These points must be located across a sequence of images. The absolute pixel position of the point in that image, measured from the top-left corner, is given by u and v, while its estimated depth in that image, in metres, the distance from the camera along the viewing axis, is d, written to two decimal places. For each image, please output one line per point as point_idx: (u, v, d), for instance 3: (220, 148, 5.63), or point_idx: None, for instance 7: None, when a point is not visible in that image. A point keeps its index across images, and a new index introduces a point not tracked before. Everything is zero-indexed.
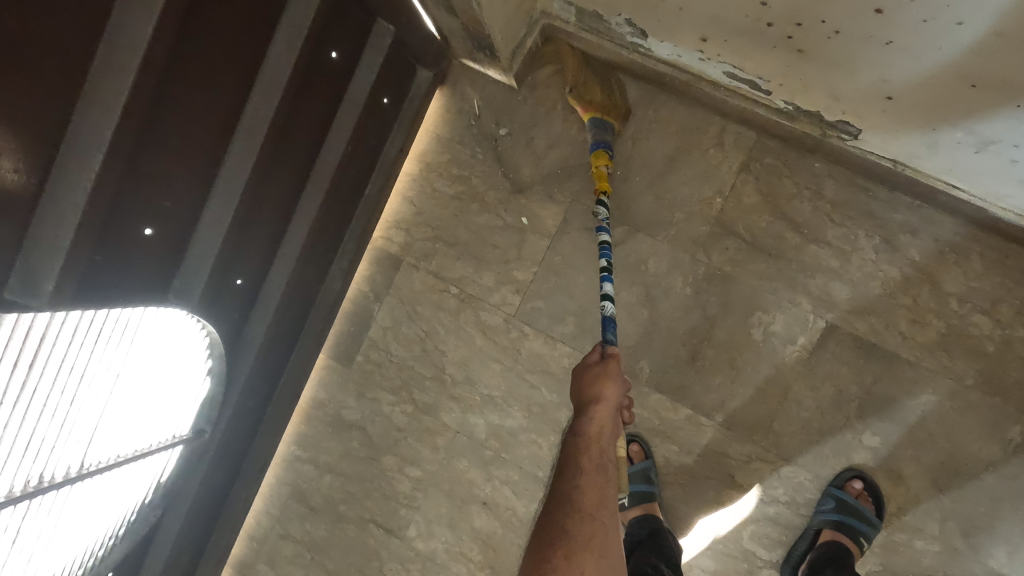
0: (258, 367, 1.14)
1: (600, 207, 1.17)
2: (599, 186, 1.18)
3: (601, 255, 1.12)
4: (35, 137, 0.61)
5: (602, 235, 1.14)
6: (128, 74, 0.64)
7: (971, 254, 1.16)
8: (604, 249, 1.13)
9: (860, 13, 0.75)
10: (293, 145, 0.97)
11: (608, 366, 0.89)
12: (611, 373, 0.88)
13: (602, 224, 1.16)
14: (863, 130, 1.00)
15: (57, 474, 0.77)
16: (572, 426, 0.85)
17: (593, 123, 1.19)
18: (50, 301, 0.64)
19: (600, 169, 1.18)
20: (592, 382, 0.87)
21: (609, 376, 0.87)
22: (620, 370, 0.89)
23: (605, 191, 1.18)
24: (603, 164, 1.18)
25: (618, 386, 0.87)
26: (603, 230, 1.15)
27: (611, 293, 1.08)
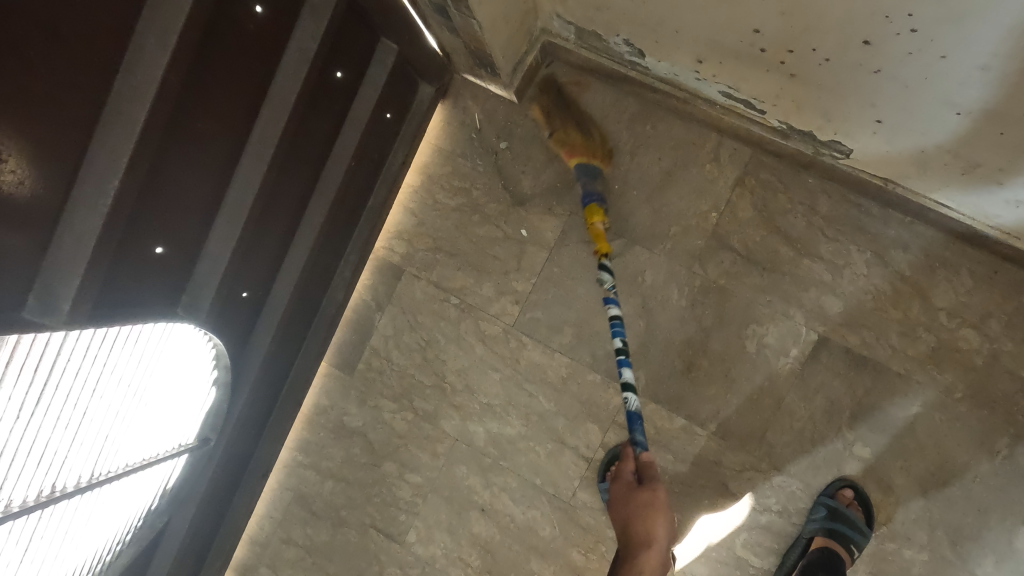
0: (262, 376, 1.16)
1: (603, 273, 1.19)
2: (598, 248, 1.20)
3: (615, 332, 1.16)
4: (53, 162, 0.63)
5: (612, 309, 1.17)
6: (143, 102, 0.66)
7: (961, 269, 1.18)
8: (616, 324, 1.16)
9: (849, 43, 0.77)
10: (299, 161, 1.00)
11: (655, 496, 0.95)
12: (659, 504, 0.94)
13: (609, 295, 1.18)
14: (855, 150, 1.03)
15: (68, 485, 0.80)
16: (621, 559, 0.91)
17: (581, 170, 1.24)
18: (68, 320, 0.67)
19: (596, 228, 1.21)
20: (642, 513, 0.94)
21: (656, 510, 0.93)
22: (665, 499, 0.95)
23: (605, 254, 1.20)
24: (597, 221, 1.21)
25: (667, 526, 0.92)
26: (611, 302, 1.17)
27: (630, 381, 1.12)
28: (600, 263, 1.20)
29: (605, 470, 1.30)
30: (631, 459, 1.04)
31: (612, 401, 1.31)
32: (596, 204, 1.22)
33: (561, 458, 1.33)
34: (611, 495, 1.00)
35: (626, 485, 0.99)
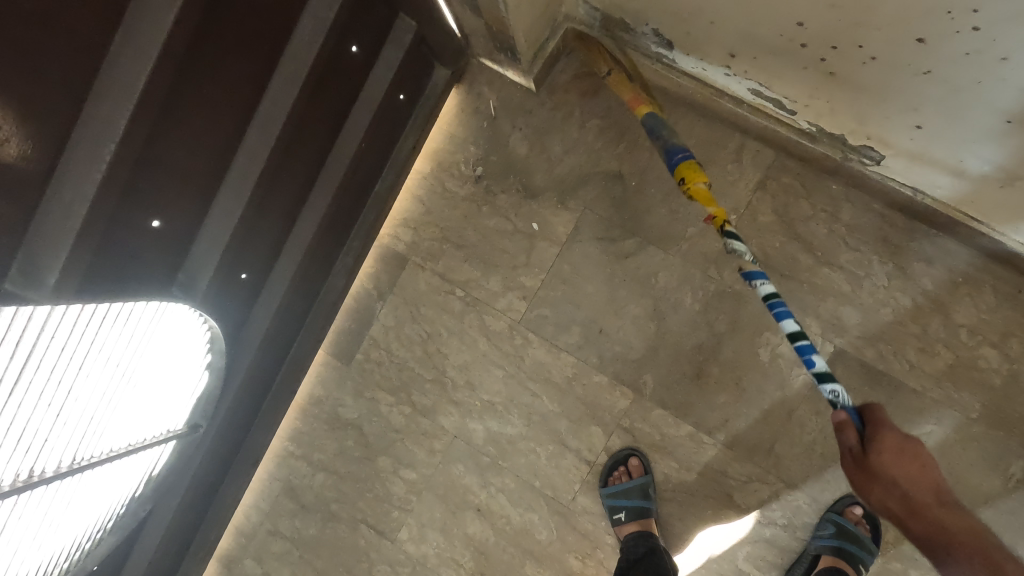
0: (259, 361, 1.12)
1: (732, 241, 0.82)
2: (714, 210, 0.86)
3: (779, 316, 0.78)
4: (42, 124, 0.58)
5: (764, 285, 0.80)
6: (145, 63, 0.61)
7: (985, 285, 1.15)
8: (779, 306, 0.78)
9: (900, 41, 0.73)
10: (308, 139, 0.95)
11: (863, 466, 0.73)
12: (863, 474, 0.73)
13: (751, 268, 0.82)
14: (888, 156, 0.99)
15: (48, 468, 0.74)
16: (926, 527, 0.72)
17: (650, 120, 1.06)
18: (54, 295, 0.62)
19: (700, 188, 0.90)
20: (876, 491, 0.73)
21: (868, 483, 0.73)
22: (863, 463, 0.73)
23: (725, 220, 0.86)
24: (700, 180, 0.91)
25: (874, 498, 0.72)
26: (758, 277, 0.81)
27: (828, 370, 0.75)
28: (721, 232, 0.84)
29: (607, 475, 1.25)
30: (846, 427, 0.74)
31: (618, 404, 1.27)
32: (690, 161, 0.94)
33: (562, 461, 1.29)
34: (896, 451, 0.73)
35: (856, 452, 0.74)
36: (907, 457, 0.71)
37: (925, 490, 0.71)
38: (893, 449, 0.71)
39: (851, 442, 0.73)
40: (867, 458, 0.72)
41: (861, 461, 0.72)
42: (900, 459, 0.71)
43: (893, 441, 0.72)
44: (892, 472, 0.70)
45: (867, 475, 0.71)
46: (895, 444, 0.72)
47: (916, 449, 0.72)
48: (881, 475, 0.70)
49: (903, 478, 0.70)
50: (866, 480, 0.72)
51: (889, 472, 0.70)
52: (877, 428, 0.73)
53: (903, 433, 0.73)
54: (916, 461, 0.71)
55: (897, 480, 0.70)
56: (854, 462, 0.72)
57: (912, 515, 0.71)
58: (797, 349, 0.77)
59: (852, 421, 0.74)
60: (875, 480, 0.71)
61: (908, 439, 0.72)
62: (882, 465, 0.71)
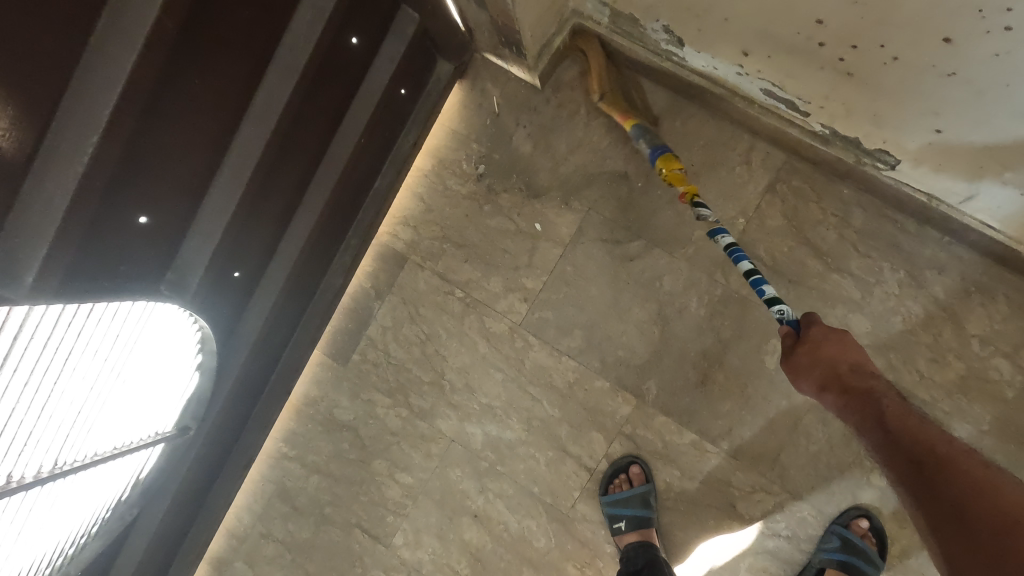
0: (252, 362, 1.08)
1: (700, 209, 0.96)
2: (685, 189, 1.00)
3: (737, 258, 0.90)
4: (20, 113, 0.55)
5: (725, 238, 0.93)
6: (131, 50, 0.58)
7: (998, 295, 1.12)
8: (736, 251, 0.91)
9: (925, 41, 0.70)
10: (306, 133, 0.92)
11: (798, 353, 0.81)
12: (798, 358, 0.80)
13: (715, 226, 0.95)
14: (904, 161, 0.96)
15: (28, 474, 0.71)
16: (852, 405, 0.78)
17: (638, 131, 1.11)
18: (32, 294, 0.59)
19: (676, 173, 1.04)
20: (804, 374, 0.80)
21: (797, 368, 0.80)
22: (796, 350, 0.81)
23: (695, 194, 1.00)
24: (677, 166, 1.05)
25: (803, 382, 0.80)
26: (721, 232, 0.94)
27: (777, 295, 0.86)
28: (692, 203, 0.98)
29: (607, 483, 1.23)
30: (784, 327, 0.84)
31: (620, 410, 1.24)
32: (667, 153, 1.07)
33: (562, 467, 1.26)
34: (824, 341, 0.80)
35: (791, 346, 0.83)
36: (830, 343, 0.80)
37: (849, 370, 0.78)
38: (817, 340, 0.80)
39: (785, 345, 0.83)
40: (794, 350, 0.81)
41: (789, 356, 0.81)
42: (822, 345, 0.79)
43: (816, 333, 0.81)
44: (811, 358, 0.79)
45: (793, 368, 0.80)
46: (822, 334, 0.80)
47: (839, 336, 0.80)
48: (803, 363, 0.79)
49: (823, 361, 0.78)
50: (794, 371, 0.80)
51: (811, 359, 0.79)
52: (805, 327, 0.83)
53: (828, 326, 0.82)
54: (839, 347, 0.79)
55: (820, 362, 0.79)
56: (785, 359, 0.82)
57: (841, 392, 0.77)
58: (752, 283, 0.88)
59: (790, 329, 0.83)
60: (800, 370, 0.80)
61: (831, 330, 0.81)
62: (805, 354, 0.80)
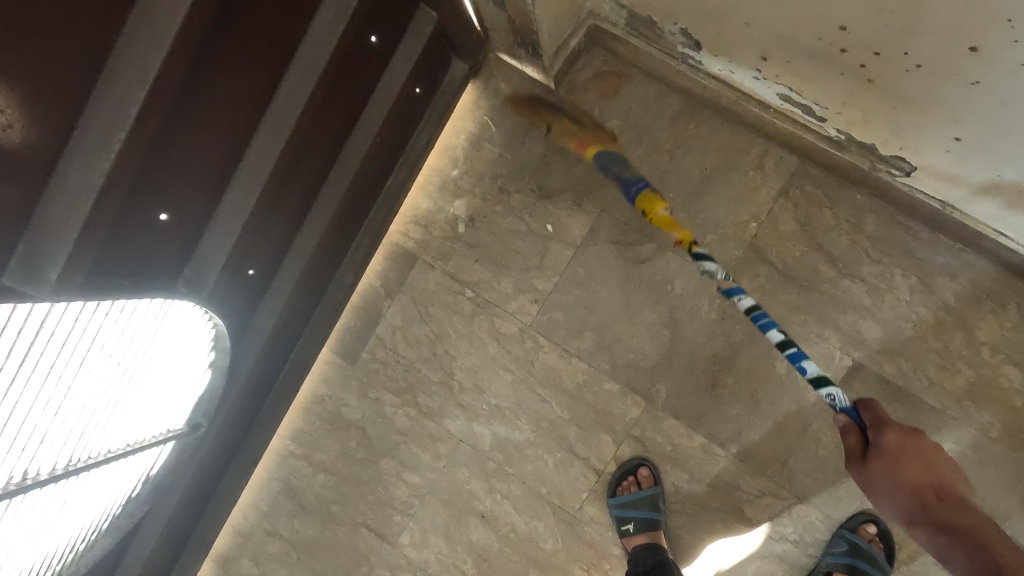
0: (263, 360, 1.08)
1: (702, 263, 0.84)
2: (678, 236, 0.85)
3: (765, 327, 0.81)
4: (48, 108, 0.55)
5: (743, 300, 0.83)
6: (160, 45, 0.58)
7: (1009, 302, 1.12)
8: (762, 316, 0.81)
9: (949, 49, 0.70)
10: (323, 131, 0.91)
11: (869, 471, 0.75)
12: (872, 478, 0.74)
13: (729, 286, 0.84)
14: (920, 168, 0.97)
15: (43, 471, 0.71)
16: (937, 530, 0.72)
17: (600, 157, 1.02)
18: (55, 292, 0.58)
19: (662, 216, 0.88)
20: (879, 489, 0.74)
21: (874, 490, 0.75)
22: (866, 467, 0.75)
23: (691, 242, 0.85)
24: (660, 207, 0.89)
25: (886, 504, 0.75)
26: (737, 293, 0.83)
27: (823, 375, 0.78)
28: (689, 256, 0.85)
29: (615, 485, 1.23)
30: (851, 432, 0.78)
31: (628, 413, 1.24)
32: (648, 191, 0.92)
33: (570, 469, 1.26)
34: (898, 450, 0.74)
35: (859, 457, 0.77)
36: (909, 458, 0.74)
37: (927, 489, 0.74)
38: (894, 453, 0.74)
39: (853, 445, 0.77)
40: (868, 466, 0.75)
41: (862, 467, 0.75)
42: (902, 462, 0.74)
43: (893, 443, 0.74)
44: (890, 478, 0.73)
45: (868, 485, 0.75)
46: (895, 444, 0.74)
47: (918, 446, 0.74)
48: (880, 484, 0.74)
49: (904, 483, 0.73)
50: (868, 487, 0.75)
51: (890, 479, 0.73)
52: (877, 430, 0.76)
53: (905, 429, 0.75)
54: (918, 461, 0.74)
55: (899, 483, 0.73)
56: (855, 466, 0.76)
57: (920, 517, 0.73)
58: (788, 356, 0.80)
59: (851, 422, 0.78)
60: (877, 489, 0.74)
61: (910, 435, 0.75)
62: (882, 471, 0.74)
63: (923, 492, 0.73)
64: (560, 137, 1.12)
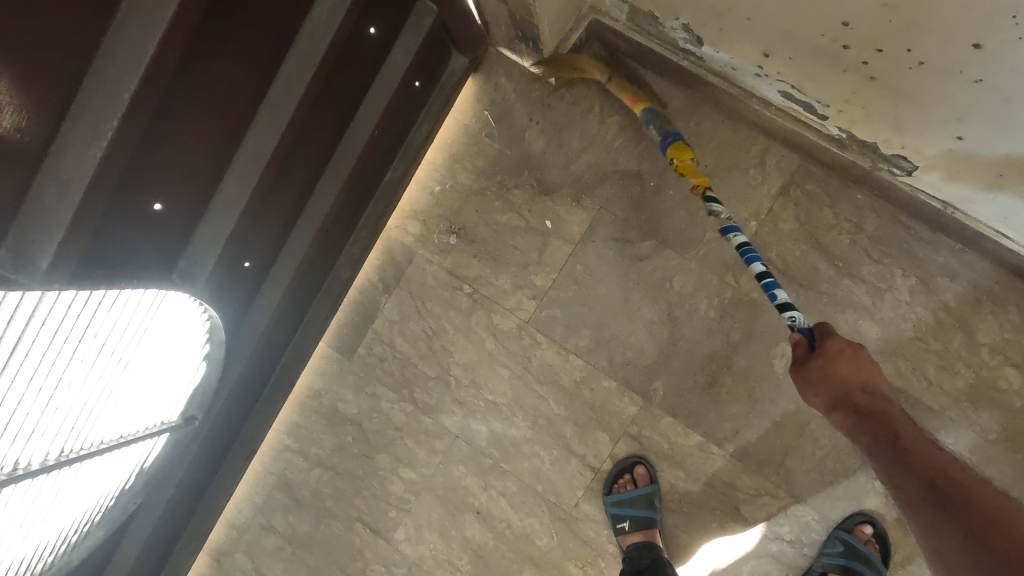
0: (260, 353, 1.08)
1: (713, 204, 0.95)
2: (696, 181, 0.99)
3: (749, 258, 0.89)
4: (39, 94, 0.55)
5: (737, 236, 0.92)
6: (154, 31, 0.57)
7: (1010, 304, 1.12)
8: (748, 251, 0.90)
9: (953, 46, 0.69)
10: (320, 124, 0.90)
11: (821, 367, 0.79)
12: (812, 376, 0.79)
13: (727, 224, 0.94)
14: (922, 167, 0.96)
15: (35, 460, 0.71)
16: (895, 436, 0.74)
17: (649, 115, 1.08)
18: (46, 280, 0.58)
19: (686, 164, 1.02)
20: (815, 384, 0.79)
21: (816, 384, 0.79)
22: (815, 367, 0.79)
23: (706, 187, 0.98)
24: (688, 157, 1.03)
25: (817, 400, 0.79)
26: (733, 230, 0.93)
27: (789, 301, 0.85)
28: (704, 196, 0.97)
29: (611, 483, 1.22)
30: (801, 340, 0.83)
31: (626, 411, 1.23)
32: (679, 142, 1.05)
33: (566, 466, 1.25)
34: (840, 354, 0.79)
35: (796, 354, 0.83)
36: (846, 360, 0.79)
37: (855, 384, 0.78)
38: (831, 353, 0.79)
39: (800, 351, 0.82)
40: (807, 362, 0.80)
41: (802, 367, 0.80)
42: (838, 361, 0.79)
43: (834, 347, 0.79)
44: (828, 372, 0.78)
45: (805, 378, 0.80)
46: (840, 346, 0.80)
47: (856, 353, 0.79)
48: (813, 376, 0.79)
49: (835, 376, 0.78)
50: (805, 380, 0.80)
51: (824, 372, 0.78)
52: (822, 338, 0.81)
53: (846, 340, 0.81)
54: (853, 363, 0.79)
55: (833, 376, 0.78)
56: (797, 366, 0.81)
57: (842, 406, 0.78)
58: (763, 286, 0.88)
59: (805, 338, 0.82)
60: (811, 381, 0.79)
61: (849, 344, 0.80)
62: (820, 366, 0.79)
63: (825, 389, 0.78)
64: (616, 90, 1.12)
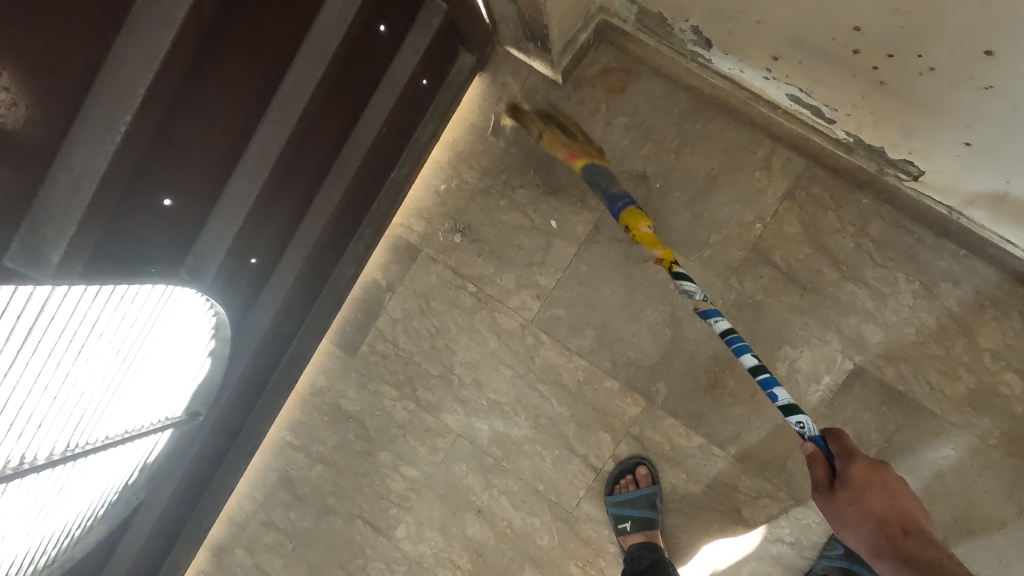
0: (264, 350, 1.07)
1: (683, 283, 0.94)
2: (661, 256, 0.97)
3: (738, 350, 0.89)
4: (53, 88, 0.55)
5: (719, 323, 0.91)
6: (169, 25, 0.57)
7: (1012, 310, 1.12)
8: (736, 340, 0.89)
9: (965, 53, 0.70)
10: (328, 120, 0.90)
11: (853, 504, 0.76)
12: (844, 512, 0.76)
13: (705, 307, 0.92)
14: (928, 173, 0.96)
15: (40, 456, 0.71)
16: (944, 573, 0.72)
17: (586, 171, 1.12)
18: (57, 275, 0.58)
19: (645, 234, 1.01)
20: (849, 519, 0.76)
21: (846, 521, 0.76)
22: (848, 503, 0.76)
23: (672, 261, 0.97)
24: (644, 226, 1.02)
25: (851, 536, 0.77)
26: (712, 314, 0.92)
27: (792, 402, 0.84)
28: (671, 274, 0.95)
29: (613, 483, 1.22)
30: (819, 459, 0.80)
31: (628, 411, 1.23)
32: (632, 209, 1.04)
33: (568, 466, 1.26)
34: (867, 485, 0.76)
35: (821, 478, 0.80)
36: (874, 487, 0.76)
37: (889, 517, 0.75)
38: (859, 481, 0.77)
39: (820, 475, 0.80)
40: (834, 494, 0.78)
41: (829, 498, 0.78)
42: (865, 490, 0.76)
43: (859, 474, 0.77)
44: (860, 509, 0.76)
45: (834, 513, 0.77)
46: (865, 473, 0.77)
47: (884, 478, 0.77)
48: (844, 511, 0.76)
49: (869, 512, 0.75)
50: (834, 515, 0.78)
51: (854, 509, 0.76)
52: (844, 461, 0.79)
53: (871, 462, 0.78)
54: (884, 493, 0.76)
55: (864, 512, 0.75)
56: (823, 495, 0.79)
57: (880, 540, 0.75)
58: (761, 383, 0.87)
59: (822, 455, 0.80)
60: (841, 517, 0.77)
61: (875, 468, 0.78)
62: (847, 502, 0.76)
63: (860, 526, 0.75)
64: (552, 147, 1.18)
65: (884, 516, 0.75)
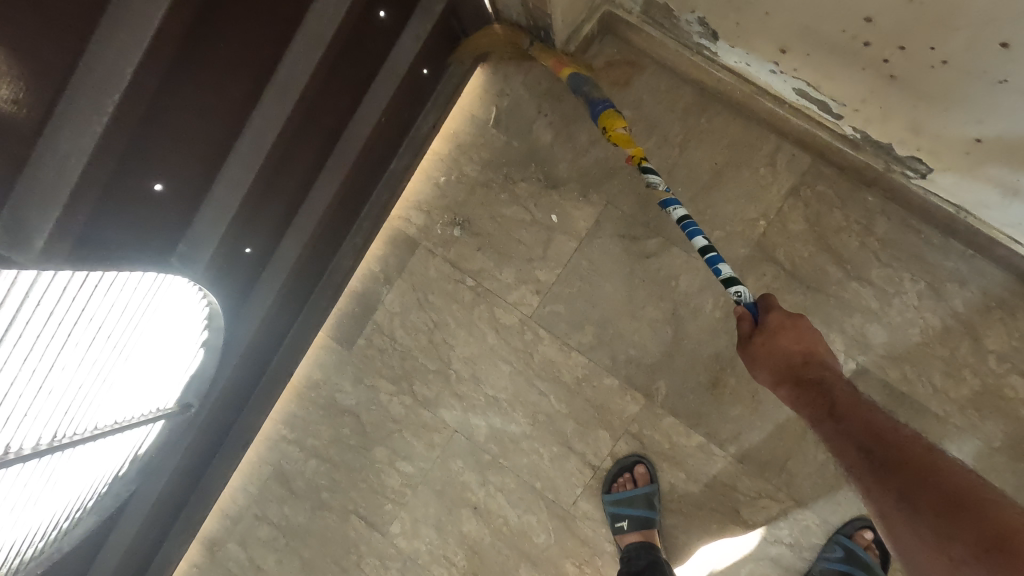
0: (259, 341, 1.06)
1: (649, 176, 0.96)
2: (632, 153, 0.98)
3: (691, 233, 0.91)
4: (37, 65, 0.53)
5: (676, 210, 0.93)
6: (160, 3, 0.55)
7: (1019, 312, 1.11)
8: (690, 224, 0.92)
9: (979, 44, 0.68)
10: (326, 108, 0.88)
11: (765, 342, 0.81)
12: (757, 353, 0.81)
13: (666, 197, 0.95)
14: (936, 170, 0.95)
15: (26, 445, 0.69)
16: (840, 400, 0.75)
17: (573, 80, 1.05)
18: (42, 259, 0.56)
19: (620, 133, 1.00)
20: (760, 358, 0.81)
21: (757, 359, 0.81)
22: (761, 342, 0.81)
23: (641, 159, 0.98)
24: (619, 125, 1.00)
25: (761, 374, 0.82)
26: (672, 204, 0.94)
27: (734, 274, 0.87)
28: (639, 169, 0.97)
29: (611, 481, 1.21)
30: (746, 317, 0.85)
31: (627, 409, 1.22)
32: (610, 109, 1.01)
33: (566, 464, 1.24)
34: (776, 328, 0.81)
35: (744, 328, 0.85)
36: (787, 331, 0.80)
37: (797, 356, 0.79)
38: (774, 327, 0.81)
39: (745, 330, 0.84)
40: (751, 340, 0.83)
41: (747, 344, 0.83)
42: (779, 334, 0.81)
43: (773, 320, 0.81)
44: (769, 348, 0.80)
45: (750, 355, 0.82)
46: (780, 321, 0.81)
47: (796, 324, 0.81)
48: (757, 352, 0.81)
49: (777, 350, 0.80)
50: (750, 359, 0.83)
51: (766, 348, 0.80)
52: (764, 312, 0.84)
53: (787, 313, 0.82)
54: (794, 335, 0.80)
55: (773, 350, 0.80)
56: (743, 346, 0.84)
57: (785, 376, 0.79)
58: (707, 260, 0.90)
59: (748, 312, 0.85)
60: (755, 359, 0.82)
61: (789, 317, 0.82)
62: (760, 343, 0.81)
63: (767, 361, 0.80)
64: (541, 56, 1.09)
65: (789, 351, 0.79)
